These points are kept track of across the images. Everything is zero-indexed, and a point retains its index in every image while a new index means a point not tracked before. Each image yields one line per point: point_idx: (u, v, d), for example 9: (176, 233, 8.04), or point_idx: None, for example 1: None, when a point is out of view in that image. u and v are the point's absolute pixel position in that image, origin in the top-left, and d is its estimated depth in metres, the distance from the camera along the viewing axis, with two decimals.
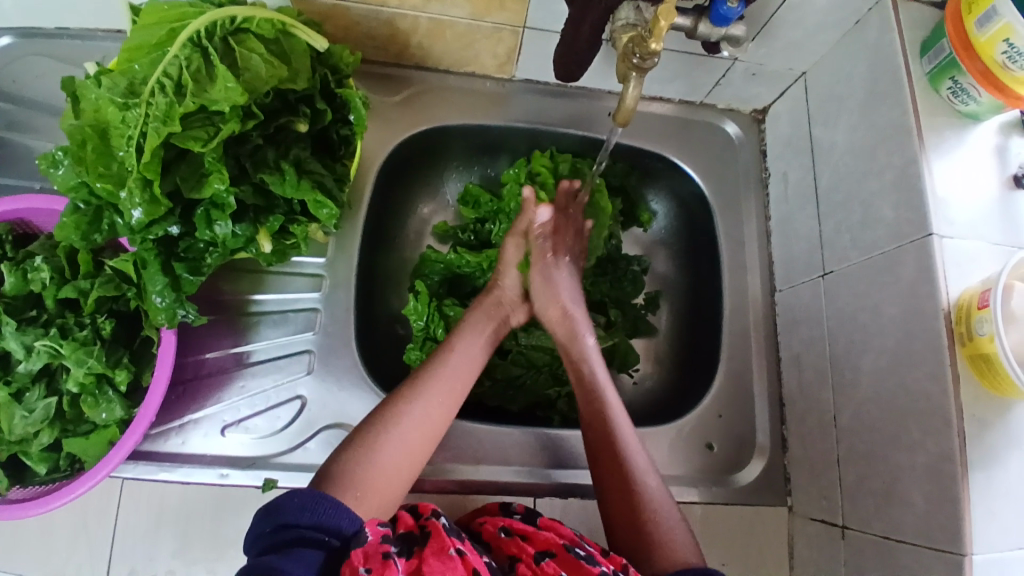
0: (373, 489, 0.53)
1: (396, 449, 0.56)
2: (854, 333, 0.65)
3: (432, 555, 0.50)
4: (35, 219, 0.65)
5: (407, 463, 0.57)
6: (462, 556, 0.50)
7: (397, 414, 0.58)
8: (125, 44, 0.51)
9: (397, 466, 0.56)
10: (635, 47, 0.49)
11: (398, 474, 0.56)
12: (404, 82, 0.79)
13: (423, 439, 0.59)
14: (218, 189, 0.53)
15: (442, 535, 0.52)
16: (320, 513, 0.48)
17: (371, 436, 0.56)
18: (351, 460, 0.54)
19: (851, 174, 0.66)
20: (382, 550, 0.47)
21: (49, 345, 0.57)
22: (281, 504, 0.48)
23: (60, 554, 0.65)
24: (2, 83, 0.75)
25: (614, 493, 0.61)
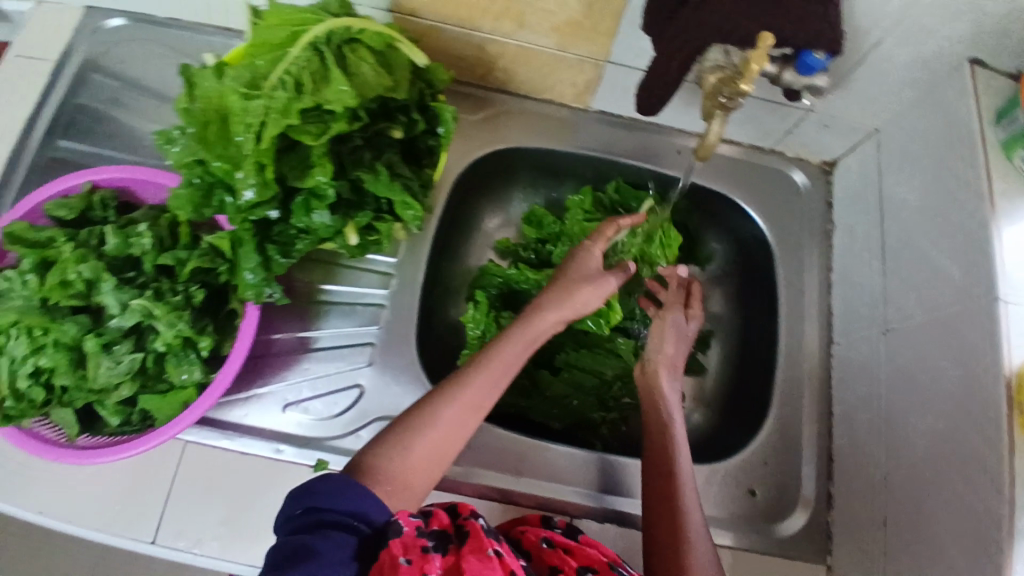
0: (401, 483, 0.53)
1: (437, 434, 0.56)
2: (911, 391, 0.65)
3: (471, 553, 0.48)
4: (141, 190, 0.71)
5: (437, 456, 0.56)
6: (499, 558, 0.49)
7: (434, 411, 0.56)
8: (252, 42, 0.56)
9: (429, 461, 0.55)
10: (723, 87, 0.53)
11: (425, 472, 0.55)
12: (485, 103, 0.83)
13: (460, 434, 0.57)
14: (319, 181, 0.58)
15: (479, 535, 0.51)
16: (352, 500, 0.49)
17: (406, 429, 0.55)
18: (385, 454, 0.54)
19: (919, 233, 0.67)
20: (418, 545, 0.47)
21: (144, 305, 0.61)
22: (315, 486, 0.50)
23: (115, 510, 0.68)
24: (111, 64, 0.82)
25: (659, 512, 0.63)
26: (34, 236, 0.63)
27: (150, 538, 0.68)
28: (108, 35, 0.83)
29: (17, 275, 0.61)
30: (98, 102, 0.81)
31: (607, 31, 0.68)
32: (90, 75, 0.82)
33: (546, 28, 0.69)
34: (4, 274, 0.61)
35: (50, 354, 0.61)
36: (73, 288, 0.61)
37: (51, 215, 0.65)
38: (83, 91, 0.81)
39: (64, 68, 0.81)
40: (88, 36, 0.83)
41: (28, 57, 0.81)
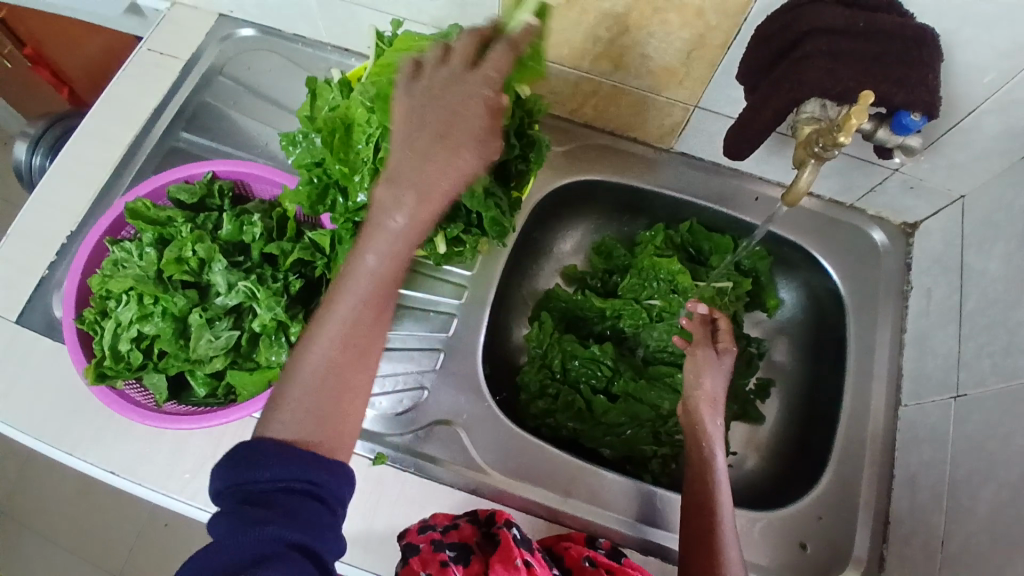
0: (317, 413, 0.48)
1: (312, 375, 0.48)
2: (978, 460, 0.63)
3: (500, 563, 0.54)
4: (253, 184, 0.76)
5: (348, 357, 0.49)
6: (528, 567, 0.54)
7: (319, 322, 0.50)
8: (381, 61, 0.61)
9: (343, 369, 0.49)
10: (819, 137, 0.55)
11: (347, 389, 0.49)
12: (573, 136, 0.87)
13: (367, 332, 0.50)
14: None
15: (511, 545, 0.56)
16: (287, 469, 0.44)
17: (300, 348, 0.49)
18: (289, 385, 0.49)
19: (999, 300, 0.66)
20: (439, 559, 0.56)
21: (247, 287, 0.66)
22: (251, 455, 0.44)
23: (185, 475, 0.73)
24: (236, 70, 0.91)
25: (696, 540, 0.63)
26: (154, 213, 0.70)
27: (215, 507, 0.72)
28: (238, 45, 0.92)
29: (137, 248, 0.69)
30: (220, 102, 0.89)
31: (700, 78, 0.71)
32: (217, 77, 0.90)
33: (642, 71, 0.73)
34: (126, 245, 0.68)
35: (156, 323, 0.67)
36: (187, 266, 0.68)
37: (173, 197, 0.72)
38: (209, 91, 0.90)
39: (194, 69, 0.90)
40: (218, 42, 0.92)
41: (160, 53, 0.91)
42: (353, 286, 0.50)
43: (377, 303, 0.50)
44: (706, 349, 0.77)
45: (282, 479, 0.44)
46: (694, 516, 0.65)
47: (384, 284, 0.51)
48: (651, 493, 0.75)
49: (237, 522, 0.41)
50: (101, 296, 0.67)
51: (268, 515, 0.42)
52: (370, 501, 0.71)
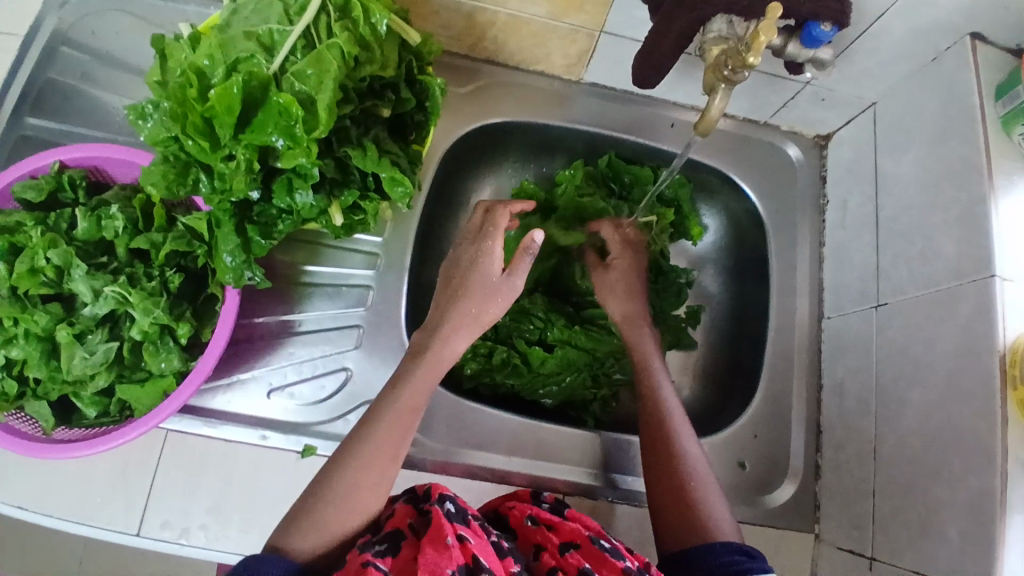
0: (335, 519, 0.52)
1: (353, 473, 0.54)
2: (902, 366, 0.65)
3: (429, 545, 0.48)
4: (109, 168, 0.66)
5: (374, 481, 0.54)
6: (462, 542, 0.48)
7: (359, 441, 0.56)
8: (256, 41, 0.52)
9: (362, 486, 0.53)
10: (729, 58, 0.50)
11: (364, 497, 0.53)
12: (475, 75, 0.80)
13: (391, 454, 0.56)
14: (275, 141, 0.52)
15: (441, 522, 0.49)
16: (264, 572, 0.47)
17: (335, 466, 0.54)
18: (311, 499, 0.53)
19: (915, 207, 0.66)
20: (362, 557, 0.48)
21: (117, 292, 0.59)
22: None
23: (98, 500, 0.66)
24: (83, 36, 0.77)
25: (657, 453, 0.63)
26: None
27: (136, 530, 0.66)
28: (78, 8, 0.77)
29: None
30: (69, 77, 0.76)
31: (602, 0, 0.65)
32: (60, 48, 0.77)
33: None
34: None
35: (22, 346, 0.59)
36: (43, 276, 0.59)
37: (19, 197, 0.62)
38: (54, 66, 0.76)
39: (35, 42, 0.76)
40: (59, 7, 0.77)
41: None
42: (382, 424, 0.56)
43: (401, 432, 0.57)
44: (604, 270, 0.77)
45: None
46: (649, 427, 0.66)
47: (401, 423, 0.57)
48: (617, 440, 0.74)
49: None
50: None
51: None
52: None
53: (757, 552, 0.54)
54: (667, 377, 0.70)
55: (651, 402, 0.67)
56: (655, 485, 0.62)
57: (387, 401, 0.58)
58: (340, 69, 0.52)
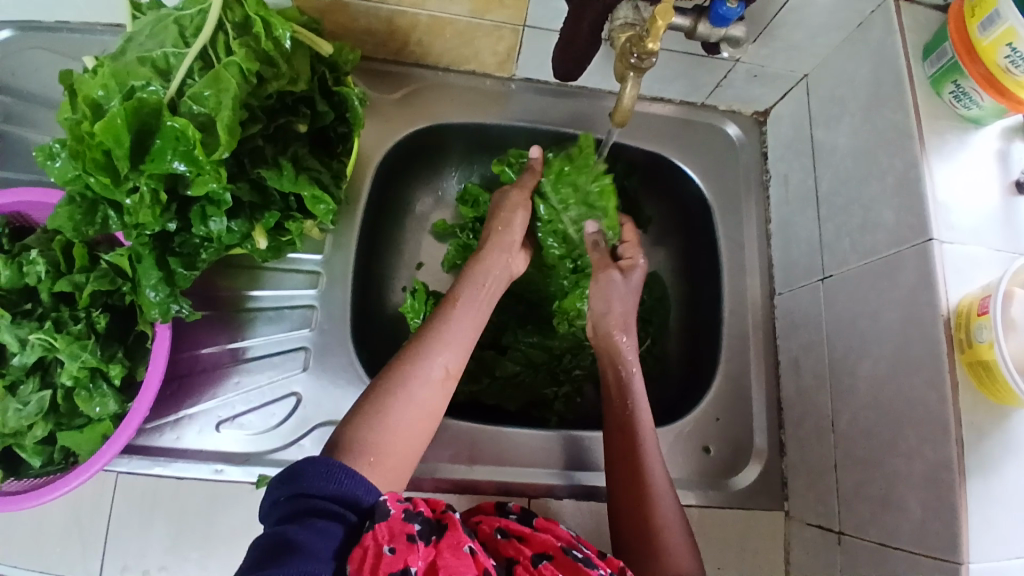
0: (386, 451, 0.53)
1: (417, 385, 0.56)
2: (852, 337, 0.64)
3: (447, 548, 0.48)
4: (33, 212, 0.64)
5: (421, 421, 0.56)
6: (473, 555, 0.49)
7: (411, 376, 0.57)
8: (154, 62, 0.51)
9: (412, 424, 0.55)
10: (633, 46, 0.50)
11: (412, 435, 0.55)
12: (404, 80, 0.78)
13: (437, 398, 0.58)
14: (177, 168, 0.50)
15: (457, 528, 0.50)
16: (341, 484, 0.47)
17: (386, 397, 0.55)
18: (362, 426, 0.53)
19: (853, 175, 0.66)
20: (405, 532, 0.46)
21: (43, 339, 0.57)
22: (301, 471, 0.48)
23: (55, 549, 0.65)
24: (3, 77, 0.74)
25: (634, 512, 0.61)
26: None
27: None
28: None
29: None
30: None
31: None
32: None
33: None
34: None
35: None
36: None
37: None
38: None
39: None
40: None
41: None
42: (436, 364, 0.58)
43: (449, 377, 0.59)
44: (609, 272, 0.72)
45: (337, 491, 0.47)
46: (620, 467, 0.63)
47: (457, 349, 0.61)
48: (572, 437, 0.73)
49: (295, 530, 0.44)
50: None
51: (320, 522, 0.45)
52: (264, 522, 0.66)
53: None
54: (644, 401, 0.68)
55: (628, 438, 0.64)
56: (625, 525, 0.61)
57: (437, 343, 0.59)
58: (241, 89, 0.51)
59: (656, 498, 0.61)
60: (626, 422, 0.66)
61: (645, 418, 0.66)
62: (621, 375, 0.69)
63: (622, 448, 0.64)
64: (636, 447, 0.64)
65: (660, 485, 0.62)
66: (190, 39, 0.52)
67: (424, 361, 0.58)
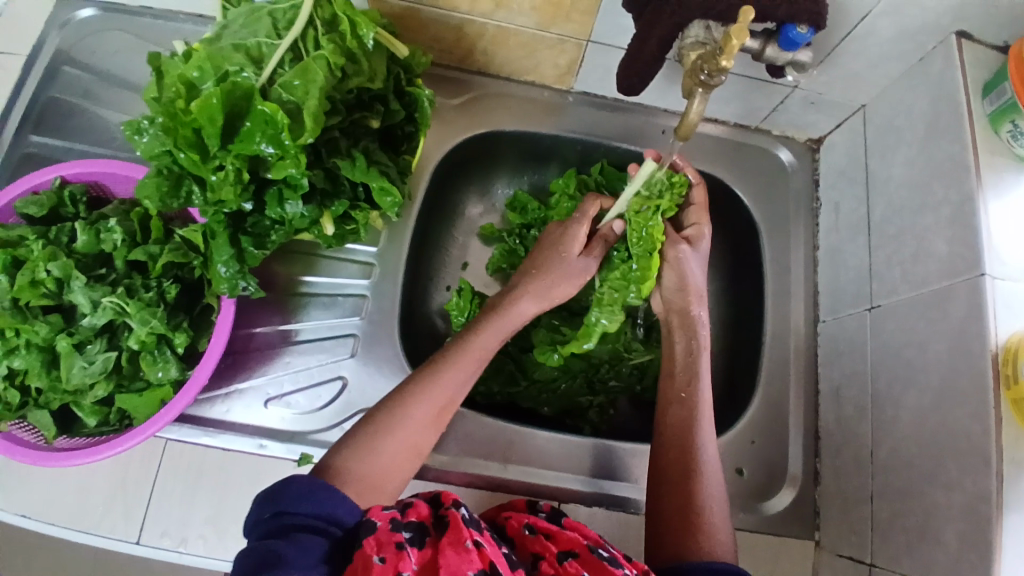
0: (376, 483, 0.56)
1: (412, 424, 0.59)
2: (898, 368, 0.64)
3: (449, 546, 0.48)
4: (111, 184, 0.68)
5: (408, 456, 0.59)
6: (480, 549, 0.49)
7: (405, 413, 0.59)
8: (246, 50, 0.54)
9: (400, 458, 0.58)
10: (704, 63, 0.51)
11: (401, 468, 0.58)
12: (466, 86, 0.81)
13: (428, 435, 0.61)
14: (263, 150, 0.53)
15: (460, 525, 0.50)
16: (319, 503, 0.50)
17: (381, 431, 0.58)
18: (353, 456, 0.56)
19: (906, 206, 0.66)
20: (394, 541, 0.48)
21: (115, 302, 0.60)
22: (282, 490, 0.50)
23: (96, 510, 0.67)
24: (84, 55, 0.78)
25: (675, 481, 0.61)
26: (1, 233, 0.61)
27: (136, 538, 0.67)
28: (76, 28, 0.79)
29: None
30: (71, 96, 0.78)
31: (587, 9, 0.66)
32: (61, 66, 0.78)
33: (525, 7, 0.67)
34: None
35: (23, 356, 0.60)
36: (44, 288, 0.60)
37: (20, 212, 0.63)
38: (55, 85, 0.78)
39: (37, 62, 0.78)
40: (57, 28, 0.79)
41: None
42: (432, 404, 0.61)
43: (440, 417, 0.61)
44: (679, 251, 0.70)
45: (319, 509, 0.50)
46: (671, 438, 0.64)
47: (456, 390, 0.62)
48: (607, 446, 0.74)
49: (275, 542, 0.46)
50: None
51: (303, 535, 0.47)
52: None
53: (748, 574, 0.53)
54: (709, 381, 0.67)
55: (686, 413, 0.65)
56: (663, 496, 0.61)
57: (433, 383, 0.61)
58: (326, 80, 0.54)
59: (702, 477, 0.61)
60: (688, 395, 0.66)
61: (707, 395, 0.66)
62: (690, 346, 0.68)
63: (681, 417, 0.65)
64: (690, 422, 0.64)
65: (711, 469, 0.62)
66: (281, 31, 0.55)
67: (420, 399, 0.60)
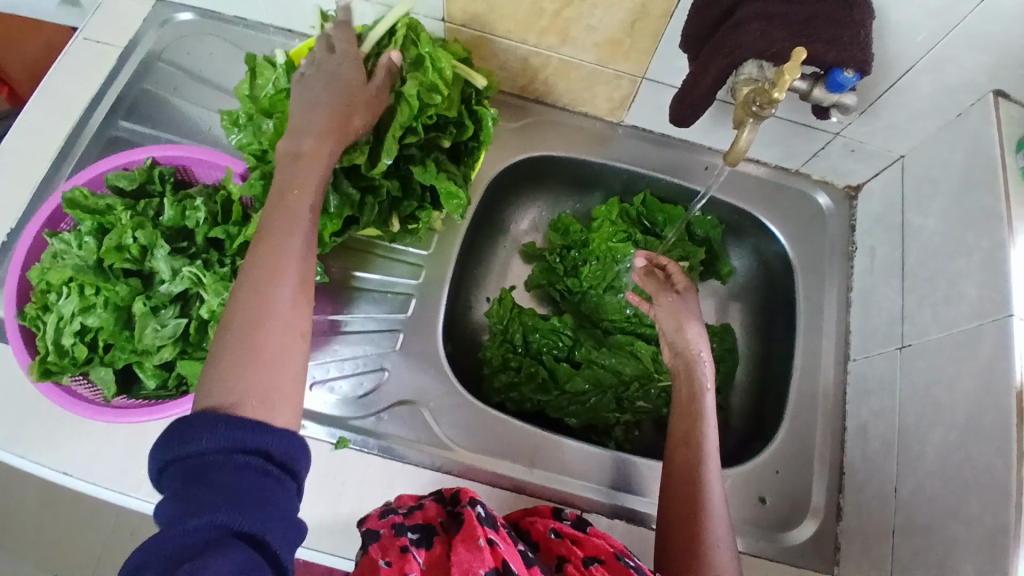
0: (270, 386, 0.47)
1: (251, 312, 0.49)
2: (925, 405, 0.66)
3: (462, 544, 0.51)
4: (195, 169, 0.74)
5: (284, 342, 0.49)
6: (494, 546, 0.51)
7: (245, 308, 0.49)
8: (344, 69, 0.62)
9: (279, 350, 0.49)
10: (756, 96, 0.56)
11: (287, 361, 0.49)
12: (524, 112, 0.87)
13: (296, 316, 0.51)
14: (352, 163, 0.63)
15: (474, 523, 0.53)
16: (231, 437, 0.43)
17: (234, 342, 0.48)
18: (224, 378, 0.46)
19: (939, 252, 0.69)
20: (400, 545, 0.53)
21: (193, 273, 0.65)
22: (187, 430, 0.43)
23: (142, 472, 0.70)
24: (177, 55, 0.86)
25: (678, 520, 0.63)
26: (92, 202, 0.67)
27: None
28: (175, 29, 0.87)
29: (76, 237, 0.65)
30: (161, 89, 0.85)
31: (645, 49, 0.72)
32: (156, 62, 0.85)
33: (588, 43, 0.73)
34: (64, 236, 0.65)
35: (99, 314, 0.64)
36: (128, 253, 0.66)
37: (111, 184, 0.69)
38: (148, 78, 0.85)
39: (132, 55, 0.85)
40: (156, 26, 0.86)
41: (97, 42, 0.85)
42: (266, 286, 0.50)
43: (301, 287, 0.52)
44: (667, 295, 0.78)
45: (230, 447, 0.43)
46: (676, 481, 0.65)
47: (295, 268, 0.52)
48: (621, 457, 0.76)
49: (184, 505, 0.40)
50: (42, 291, 0.64)
51: (216, 496, 0.40)
52: (334, 482, 0.70)
53: None
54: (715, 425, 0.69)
55: (693, 454, 0.66)
56: (667, 537, 0.63)
57: (257, 266, 0.51)
58: (404, 116, 0.62)
59: (708, 516, 0.62)
60: (693, 436, 0.68)
61: (712, 437, 0.68)
62: (695, 389, 0.71)
63: (683, 458, 0.66)
64: (697, 463, 0.65)
65: (717, 509, 0.63)
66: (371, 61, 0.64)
67: (244, 288, 0.50)
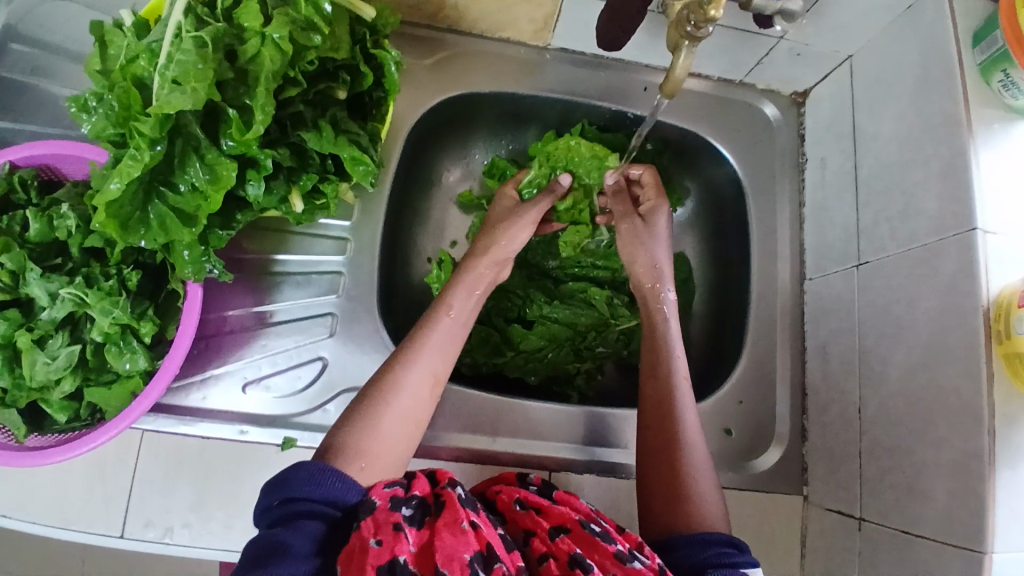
0: (379, 458, 0.53)
1: (405, 397, 0.56)
2: (885, 326, 0.64)
3: (445, 529, 0.46)
4: (60, 165, 0.63)
5: (406, 430, 0.56)
6: (477, 529, 0.47)
7: (395, 384, 0.57)
8: (190, 19, 0.50)
9: (397, 436, 0.55)
10: (690, 12, 0.48)
11: (399, 448, 0.55)
12: (438, 45, 0.76)
13: (424, 408, 0.58)
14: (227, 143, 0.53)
15: (455, 506, 0.48)
16: (326, 487, 0.49)
17: (372, 410, 0.55)
18: (355, 432, 0.53)
19: (894, 162, 0.65)
20: (391, 521, 0.46)
21: (74, 293, 0.57)
22: (288, 478, 0.49)
23: (76, 504, 0.64)
24: (32, 30, 0.70)
25: (658, 459, 0.60)
26: None
27: (119, 531, 0.65)
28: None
29: None
30: (21, 75, 0.71)
31: None
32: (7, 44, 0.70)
33: None
34: None
35: None
36: None
37: None
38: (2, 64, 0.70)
39: None
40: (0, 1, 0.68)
41: None
42: (423, 371, 0.59)
43: (437, 381, 0.59)
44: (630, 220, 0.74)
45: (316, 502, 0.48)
46: (652, 422, 0.62)
47: (440, 361, 0.60)
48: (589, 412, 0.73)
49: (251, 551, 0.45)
50: None
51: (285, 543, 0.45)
52: None
53: (746, 544, 0.53)
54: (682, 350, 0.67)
55: (663, 387, 0.63)
56: (647, 483, 0.59)
57: (424, 354, 0.60)
58: (275, 62, 0.51)
59: (686, 454, 0.60)
60: (660, 368, 0.65)
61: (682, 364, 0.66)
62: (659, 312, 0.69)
63: (654, 393, 0.63)
64: (673, 397, 0.62)
65: (694, 444, 0.60)
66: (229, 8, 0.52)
67: (412, 365, 0.58)
